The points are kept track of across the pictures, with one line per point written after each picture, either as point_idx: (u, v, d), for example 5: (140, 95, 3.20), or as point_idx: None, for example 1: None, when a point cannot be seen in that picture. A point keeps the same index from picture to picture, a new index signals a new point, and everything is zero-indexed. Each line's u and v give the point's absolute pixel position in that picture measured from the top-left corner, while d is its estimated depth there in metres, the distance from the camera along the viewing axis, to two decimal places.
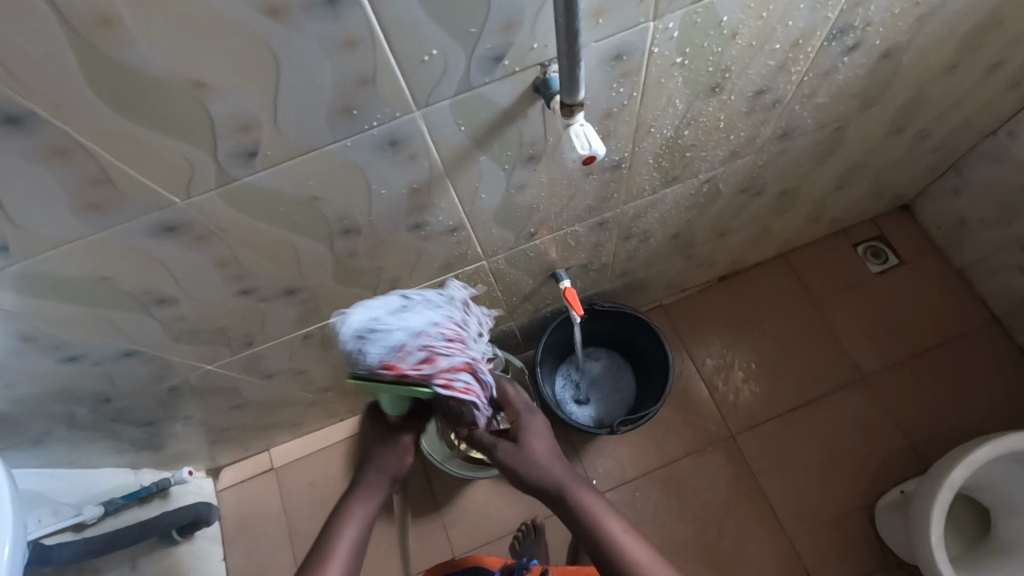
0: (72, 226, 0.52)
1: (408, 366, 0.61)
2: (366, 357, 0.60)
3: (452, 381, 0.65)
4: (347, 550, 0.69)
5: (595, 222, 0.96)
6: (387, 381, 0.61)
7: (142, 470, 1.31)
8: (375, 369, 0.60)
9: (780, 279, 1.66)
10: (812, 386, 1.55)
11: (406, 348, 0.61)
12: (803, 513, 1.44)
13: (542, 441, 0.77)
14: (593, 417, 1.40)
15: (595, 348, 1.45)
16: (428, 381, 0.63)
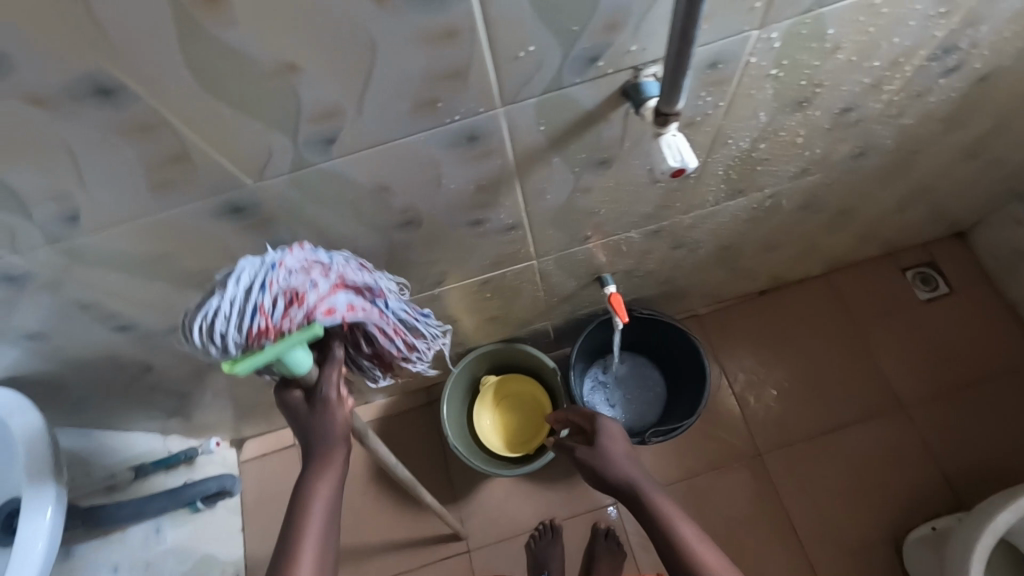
0: (144, 202, 0.51)
1: (274, 320, 0.55)
2: (230, 338, 0.54)
3: (330, 308, 0.58)
4: (317, 534, 0.61)
5: (651, 230, 0.93)
6: (269, 346, 0.55)
7: (170, 437, 1.31)
8: (248, 344, 0.54)
9: (822, 298, 1.61)
10: (845, 410, 1.51)
11: (263, 305, 0.54)
12: (826, 538, 1.40)
13: (621, 443, 0.82)
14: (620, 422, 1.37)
15: (626, 354, 1.43)
16: (306, 323, 0.56)
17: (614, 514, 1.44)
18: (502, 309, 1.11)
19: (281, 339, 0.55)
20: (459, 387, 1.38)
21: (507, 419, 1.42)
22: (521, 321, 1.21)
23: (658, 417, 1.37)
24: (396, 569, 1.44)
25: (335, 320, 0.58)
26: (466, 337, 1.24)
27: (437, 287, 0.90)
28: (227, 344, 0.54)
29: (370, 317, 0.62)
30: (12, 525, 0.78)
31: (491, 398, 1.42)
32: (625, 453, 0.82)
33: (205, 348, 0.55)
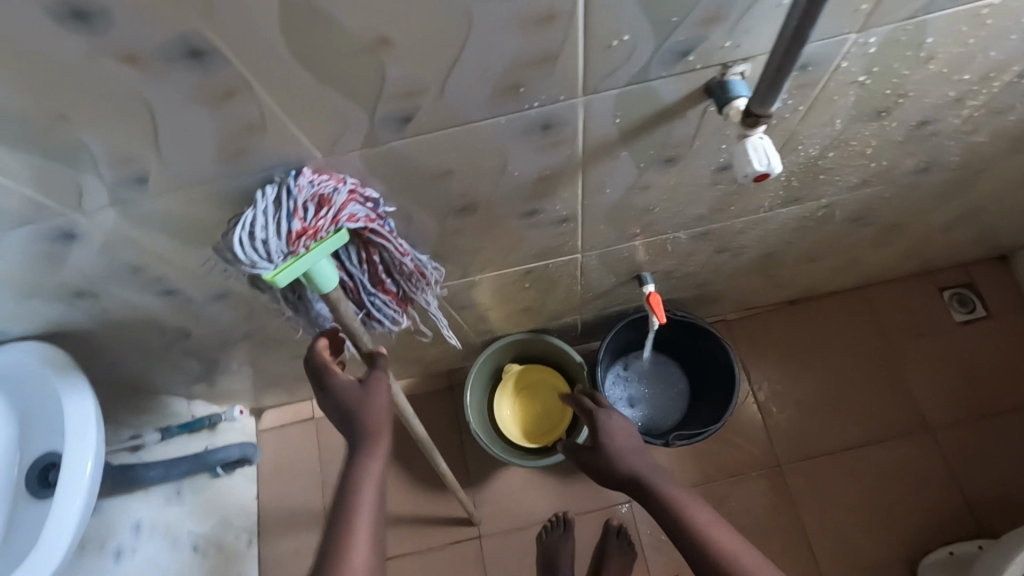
0: (214, 170, 0.50)
1: (308, 221, 0.51)
2: (273, 246, 0.50)
3: (353, 215, 0.54)
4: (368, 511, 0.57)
5: (699, 232, 0.90)
6: (305, 252, 0.52)
7: (195, 403, 1.32)
8: (291, 250, 0.50)
9: (854, 312, 1.58)
10: (869, 428, 1.49)
11: (296, 209, 0.50)
12: (841, 555, 1.39)
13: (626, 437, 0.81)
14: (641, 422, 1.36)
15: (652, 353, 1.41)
16: (335, 227, 0.53)
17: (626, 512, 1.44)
18: (536, 300, 1.10)
19: (315, 245, 0.52)
20: (482, 374, 1.37)
21: (527, 409, 1.41)
22: (553, 313, 1.20)
23: (681, 419, 1.36)
24: (407, 550, 1.45)
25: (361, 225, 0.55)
26: (495, 326, 1.24)
27: (479, 274, 0.89)
28: (271, 253, 0.50)
29: (389, 235, 0.61)
30: (48, 478, 0.78)
31: (512, 386, 1.41)
32: (629, 446, 0.81)
33: (247, 262, 0.50)
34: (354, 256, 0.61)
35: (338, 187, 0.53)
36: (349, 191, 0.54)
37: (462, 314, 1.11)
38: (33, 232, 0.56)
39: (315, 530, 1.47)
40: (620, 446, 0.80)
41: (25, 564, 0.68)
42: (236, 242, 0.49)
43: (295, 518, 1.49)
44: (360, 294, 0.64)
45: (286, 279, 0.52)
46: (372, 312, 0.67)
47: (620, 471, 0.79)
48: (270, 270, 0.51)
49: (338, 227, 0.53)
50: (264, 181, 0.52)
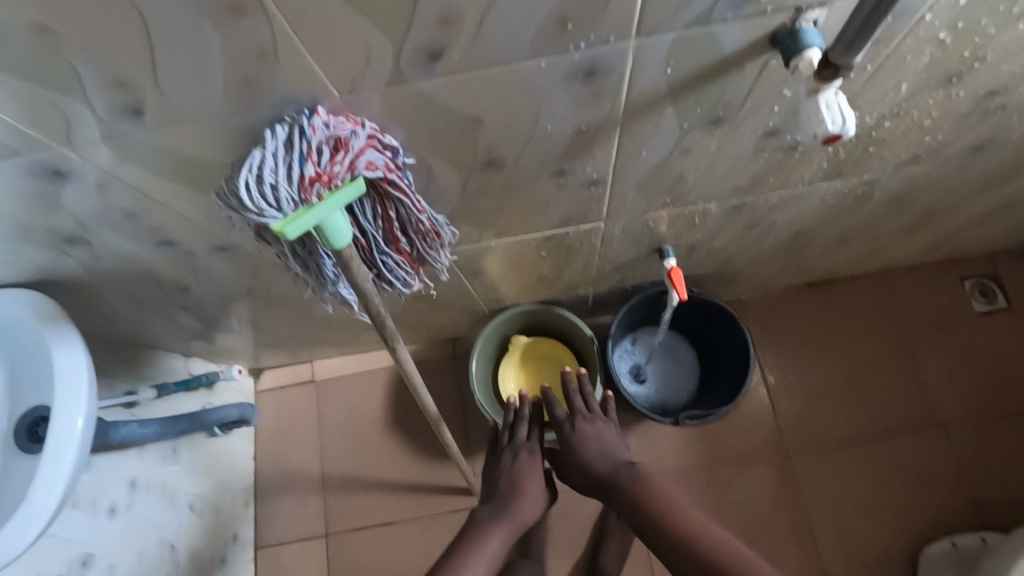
0: (218, 104, 0.45)
1: (323, 166, 0.46)
2: (283, 192, 0.45)
3: (370, 162, 0.49)
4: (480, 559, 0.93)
5: (732, 205, 0.85)
6: (319, 202, 0.46)
7: (192, 360, 1.28)
8: (303, 199, 0.45)
9: (873, 298, 1.54)
10: (880, 417, 1.46)
11: (310, 152, 0.45)
12: (840, 543, 1.38)
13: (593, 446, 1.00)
14: (650, 400, 1.32)
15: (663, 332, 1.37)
16: (352, 174, 0.48)
17: None
18: (552, 270, 1.05)
19: (330, 194, 0.47)
20: (490, 345, 1.33)
21: (532, 382, 1.37)
22: (567, 284, 1.15)
23: (691, 399, 1.32)
24: (404, 517, 1.44)
25: (380, 175, 0.50)
26: (505, 295, 1.19)
27: (497, 239, 0.84)
28: (280, 200, 0.45)
29: (408, 190, 0.55)
30: (37, 433, 0.75)
31: (518, 358, 1.37)
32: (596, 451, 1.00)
33: (255, 210, 0.45)
34: (369, 211, 0.56)
35: (356, 130, 0.48)
36: (367, 137, 0.49)
37: (474, 281, 1.06)
38: (16, 165, 0.51)
39: (313, 493, 1.46)
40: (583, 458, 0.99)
41: (11, 520, 0.65)
42: (242, 187, 0.45)
43: (292, 480, 1.47)
44: (372, 251, 0.60)
45: (297, 231, 0.46)
46: (385, 270, 0.62)
47: (584, 477, 0.99)
48: (279, 220, 0.45)
49: (355, 175, 0.48)
50: (272, 120, 0.47)
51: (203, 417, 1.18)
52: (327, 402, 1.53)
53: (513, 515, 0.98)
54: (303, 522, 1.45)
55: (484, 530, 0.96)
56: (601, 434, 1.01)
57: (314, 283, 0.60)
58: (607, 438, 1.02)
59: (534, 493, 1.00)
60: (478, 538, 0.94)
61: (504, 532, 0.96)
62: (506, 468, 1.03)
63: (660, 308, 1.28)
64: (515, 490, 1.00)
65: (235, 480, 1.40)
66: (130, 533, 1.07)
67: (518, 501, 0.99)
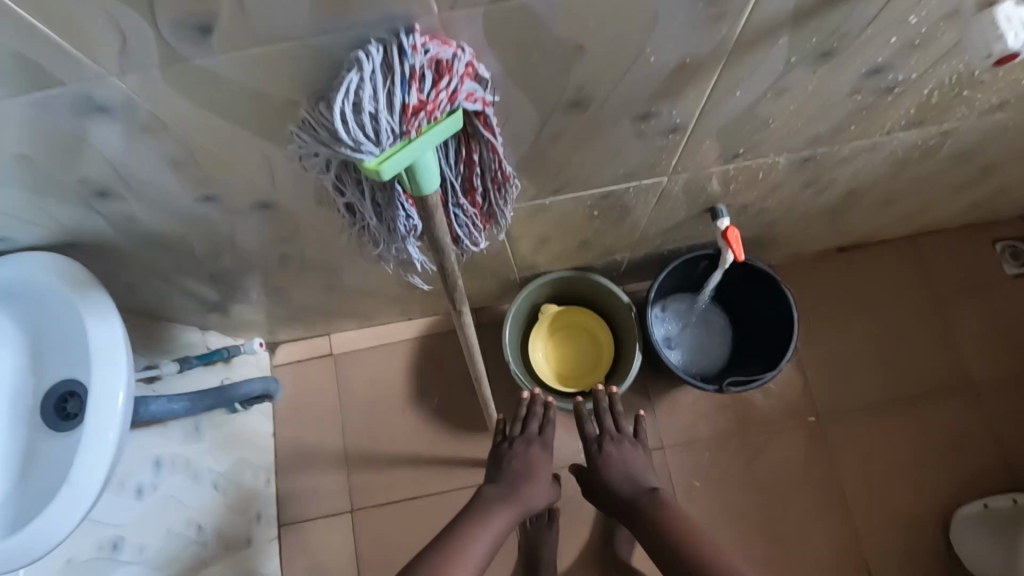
0: (299, 22, 0.39)
1: (426, 94, 0.41)
2: (384, 122, 0.40)
3: (471, 93, 0.44)
4: (482, 540, 0.89)
5: (801, 159, 0.80)
6: (417, 136, 0.42)
7: (209, 333, 1.21)
8: (404, 131, 0.41)
9: (903, 263, 1.51)
10: (913, 383, 1.44)
11: (414, 78, 0.40)
12: (872, 508, 1.38)
13: (619, 469, 1.06)
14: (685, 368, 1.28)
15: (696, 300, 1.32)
16: (452, 105, 0.43)
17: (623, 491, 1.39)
18: (596, 233, 1.00)
19: (429, 127, 0.42)
20: (519, 316, 1.28)
21: (562, 353, 1.33)
22: (607, 249, 1.10)
23: (728, 366, 1.28)
24: (431, 491, 1.41)
25: (478, 107, 0.45)
26: (541, 261, 1.14)
27: (552, 197, 0.79)
28: (379, 133, 0.40)
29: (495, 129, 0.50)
30: (66, 410, 0.69)
31: (545, 330, 1.33)
32: (621, 475, 1.06)
33: (350, 142, 0.40)
34: (451, 153, 0.51)
35: (457, 54, 0.42)
36: (466, 63, 0.43)
37: (514, 246, 1.01)
38: (53, 99, 0.45)
39: (336, 469, 1.42)
40: (607, 476, 1.06)
41: (55, 503, 0.60)
42: (339, 117, 0.40)
43: (314, 456, 1.43)
44: (448, 200, 0.55)
45: (393, 170, 0.43)
46: (456, 222, 0.58)
47: (607, 497, 1.07)
48: (374, 157, 0.42)
49: (455, 107, 0.43)
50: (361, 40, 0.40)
51: (239, 388, 1.13)
52: (347, 376, 1.48)
53: (519, 501, 0.95)
54: (327, 499, 1.41)
55: (490, 511, 0.92)
56: (627, 457, 1.07)
57: (383, 240, 0.55)
58: (633, 461, 1.08)
59: (539, 481, 0.98)
60: (483, 518, 0.91)
61: (510, 516, 0.93)
62: (517, 456, 0.99)
63: (696, 274, 1.24)
64: (520, 477, 0.97)
65: (256, 458, 1.35)
66: (158, 512, 1.02)
67: (525, 489, 0.97)
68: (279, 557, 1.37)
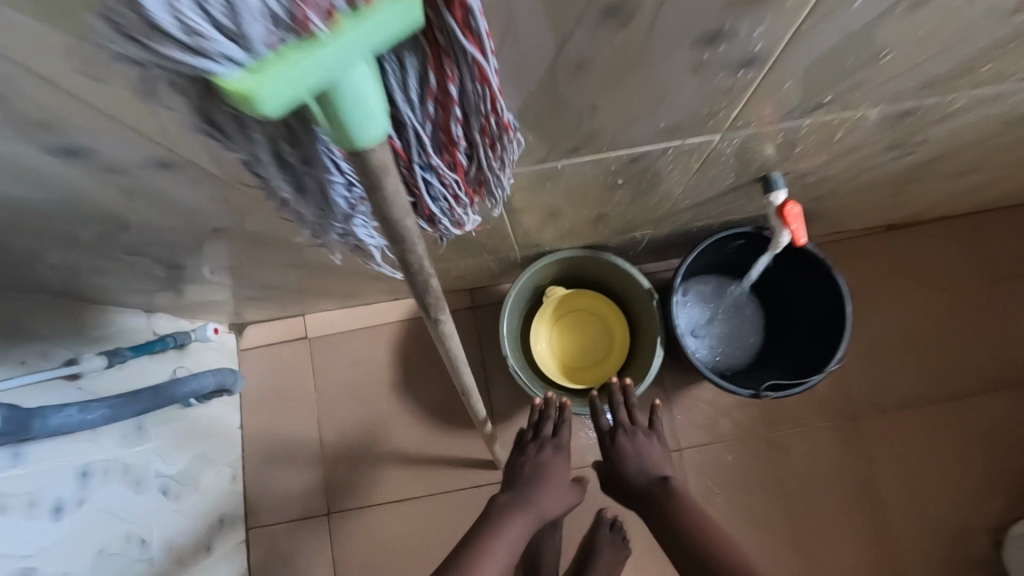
0: None
1: None
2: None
3: None
4: (498, 556, 0.72)
5: (900, 111, 0.61)
6: (324, 32, 0.25)
7: (156, 315, 1.04)
8: (292, 16, 0.24)
9: (963, 242, 1.31)
10: (969, 378, 1.25)
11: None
12: (915, 517, 1.19)
13: (632, 463, 0.89)
14: (712, 362, 1.09)
15: (726, 282, 1.11)
16: None
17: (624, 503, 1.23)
18: (618, 206, 0.81)
19: (348, 16, 0.25)
20: (520, 299, 1.09)
21: (568, 342, 1.15)
22: (628, 224, 0.91)
23: (760, 361, 1.09)
24: (417, 492, 1.25)
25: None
26: (548, 238, 0.95)
27: (567, 158, 0.59)
28: (242, 16, 0.24)
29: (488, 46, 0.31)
30: None
31: (550, 316, 1.14)
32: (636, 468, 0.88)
33: (190, 40, 0.24)
34: (413, 79, 0.32)
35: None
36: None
37: (516, 221, 0.81)
38: None
39: (311, 466, 1.27)
40: (618, 470, 0.89)
41: None
42: None
43: (286, 452, 1.27)
44: (410, 151, 0.37)
45: (284, 95, 0.25)
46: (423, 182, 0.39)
47: (621, 493, 0.90)
48: (246, 64, 0.25)
49: None
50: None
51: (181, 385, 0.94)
52: (324, 362, 1.30)
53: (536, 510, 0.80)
54: (301, 498, 1.25)
55: (504, 520, 0.76)
56: (646, 450, 0.89)
57: (310, 212, 0.38)
58: (653, 455, 0.90)
59: (558, 487, 0.84)
60: (496, 528, 0.75)
61: (526, 524, 0.78)
62: (533, 461, 0.85)
63: (729, 252, 1.04)
64: (534, 481, 0.83)
65: (218, 453, 1.18)
66: (83, 531, 0.84)
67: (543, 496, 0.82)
68: (245, 563, 1.22)
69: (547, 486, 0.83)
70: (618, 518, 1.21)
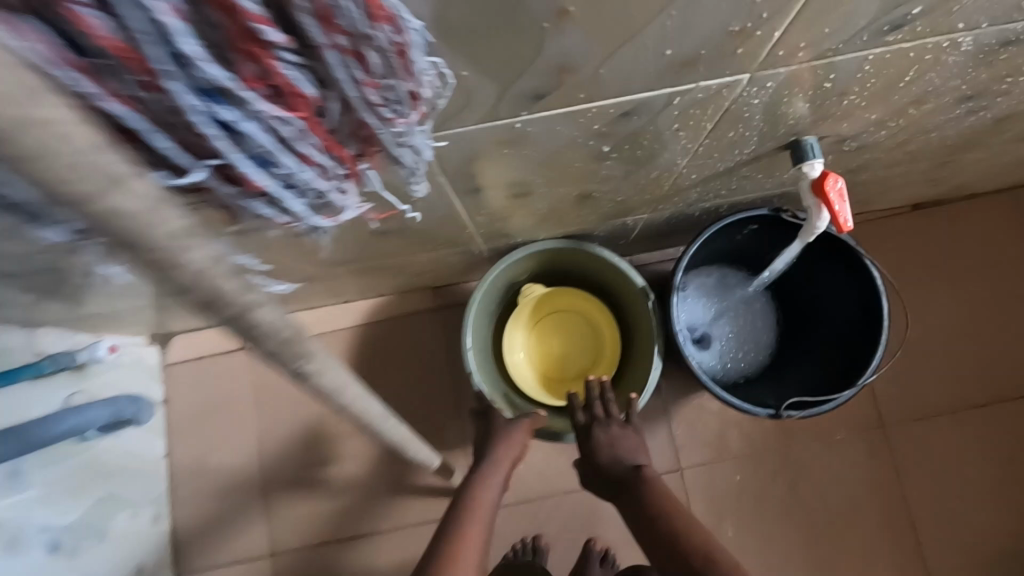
0: None
1: None
2: None
3: None
4: (476, 526, 0.65)
5: (1001, 38, 0.42)
6: None
7: (40, 331, 0.83)
8: None
9: (999, 222, 1.14)
10: (1010, 379, 1.09)
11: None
12: (954, 542, 1.03)
13: (609, 453, 0.72)
14: (718, 371, 0.92)
15: (733, 273, 0.93)
16: None
17: (618, 532, 1.03)
18: (606, 183, 0.62)
19: None
20: (489, 302, 0.90)
21: (549, 348, 0.98)
22: (619, 206, 0.72)
23: (776, 369, 0.92)
24: (376, 527, 1.06)
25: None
26: (518, 226, 0.76)
27: (528, 108, 0.40)
28: None
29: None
30: None
31: (528, 317, 0.96)
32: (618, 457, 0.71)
33: None
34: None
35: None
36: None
37: (472, 206, 0.62)
38: None
39: (249, 500, 1.07)
40: (594, 463, 0.72)
41: None
42: None
43: (220, 483, 1.07)
44: (144, 40, 0.20)
45: None
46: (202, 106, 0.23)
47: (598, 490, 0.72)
48: None
49: None
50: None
51: (52, 425, 0.75)
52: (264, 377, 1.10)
53: (501, 462, 0.74)
54: (237, 538, 1.05)
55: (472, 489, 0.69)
56: (627, 441, 0.73)
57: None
58: (636, 447, 0.73)
59: (519, 431, 0.77)
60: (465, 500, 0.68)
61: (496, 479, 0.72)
62: (493, 420, 0.79)
63: (739, 238, 0.86)
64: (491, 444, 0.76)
65: (130, 491, 0.98)
66: None
67: (505, 444, 0.75)
68: None
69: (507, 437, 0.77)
70: (610, 551, 1.01)
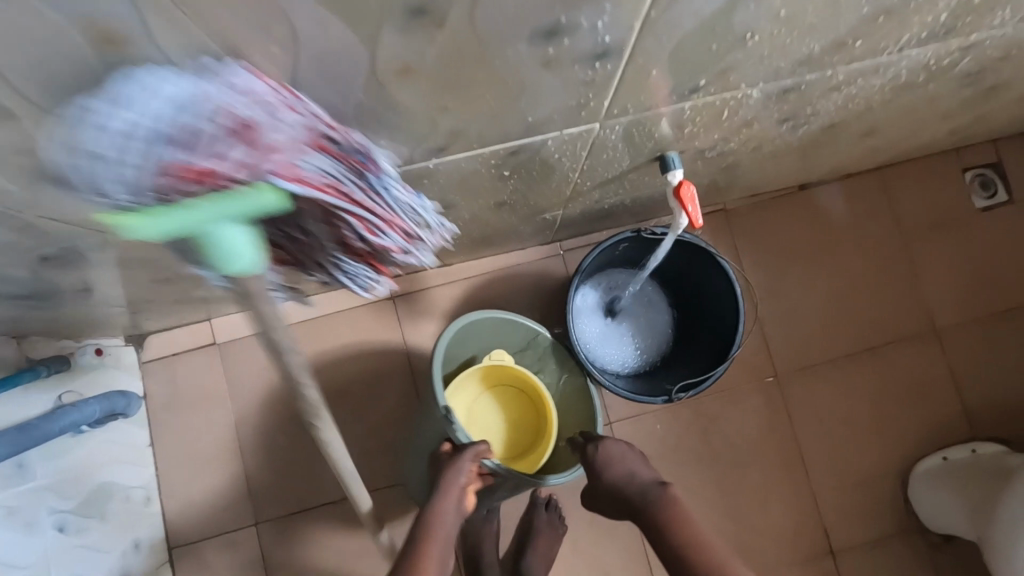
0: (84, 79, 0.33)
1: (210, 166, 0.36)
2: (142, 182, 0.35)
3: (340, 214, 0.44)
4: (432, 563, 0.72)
5: (781, 88, 0.58)
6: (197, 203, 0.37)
7: (26, 340, 0.93)
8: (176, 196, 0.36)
9: (867, 198, 1.34)
10: (878, 332, 1.30)
11: (202, 146, 0.35)
12: (830, 467, 1.25)
13: (618, 468, 0.84)
14: (624, 363, 1.09)
15: (619, 275, 1.10)
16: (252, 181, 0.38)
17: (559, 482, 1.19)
18: (517, 193, 0.75)
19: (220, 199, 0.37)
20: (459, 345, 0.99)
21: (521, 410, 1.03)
22: (535, 207, 0.87)
23: (669, 355, 1.10)
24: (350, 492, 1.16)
25: (303, 189, 0.40)
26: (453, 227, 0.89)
27: (437, 157, 0.54)
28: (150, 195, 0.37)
29: (383, 191, 0.46)
30: None
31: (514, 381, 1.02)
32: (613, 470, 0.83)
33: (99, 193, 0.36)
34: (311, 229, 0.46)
35: (283, 116, 0.37)
36: (309, 132, 0.40)
37: None
38: None
39: (235, 478, 1.15)
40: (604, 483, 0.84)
41: None
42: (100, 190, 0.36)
43: (202, 464, 1.15)
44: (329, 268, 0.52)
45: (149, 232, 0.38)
46: (347, 277, 0.53)
47: (607, 500, 0.85)
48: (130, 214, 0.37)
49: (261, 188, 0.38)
50: (166, 56, 0.32)
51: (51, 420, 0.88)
52: (235, 369, 1.18)
53: (448, 495, 0.79)
54: (225, 513, 1.15)
55: (423, 524, 0.76)
56: (628, 455, 0.85)
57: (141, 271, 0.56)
58: (635, 459, 0.86)
59: (465, 459, 0.82)
60: (416, 537, 0.74)
61: (449, 513, 0.77)
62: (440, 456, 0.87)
63: (619, 248, 1.02)
64: (442, 480, 0.80)
65: (120, 478, 1.06)
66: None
67: (452, 474, 0.80)
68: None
69: (454, 469, 0.81)
70: (552, 497, 1.16)
